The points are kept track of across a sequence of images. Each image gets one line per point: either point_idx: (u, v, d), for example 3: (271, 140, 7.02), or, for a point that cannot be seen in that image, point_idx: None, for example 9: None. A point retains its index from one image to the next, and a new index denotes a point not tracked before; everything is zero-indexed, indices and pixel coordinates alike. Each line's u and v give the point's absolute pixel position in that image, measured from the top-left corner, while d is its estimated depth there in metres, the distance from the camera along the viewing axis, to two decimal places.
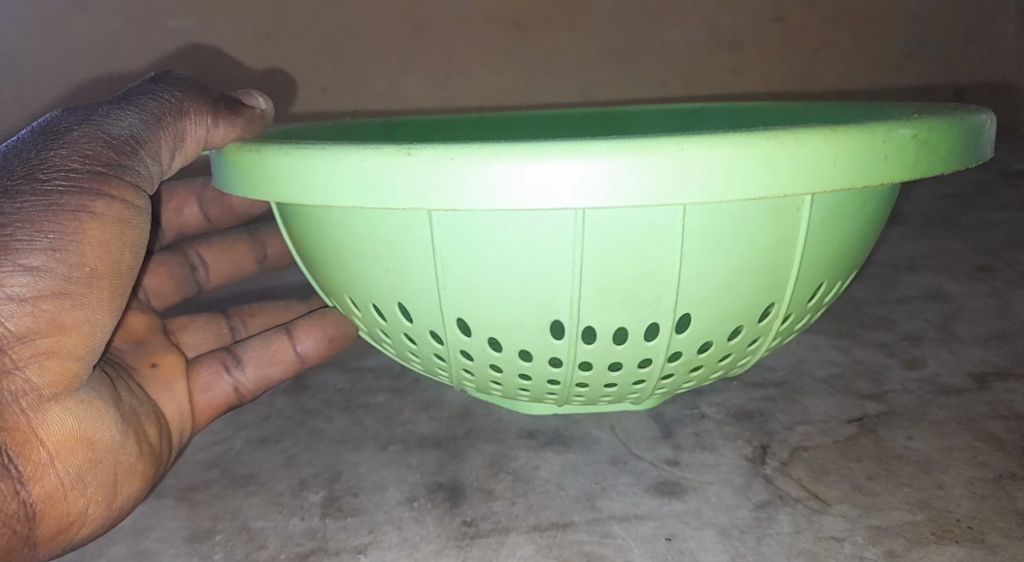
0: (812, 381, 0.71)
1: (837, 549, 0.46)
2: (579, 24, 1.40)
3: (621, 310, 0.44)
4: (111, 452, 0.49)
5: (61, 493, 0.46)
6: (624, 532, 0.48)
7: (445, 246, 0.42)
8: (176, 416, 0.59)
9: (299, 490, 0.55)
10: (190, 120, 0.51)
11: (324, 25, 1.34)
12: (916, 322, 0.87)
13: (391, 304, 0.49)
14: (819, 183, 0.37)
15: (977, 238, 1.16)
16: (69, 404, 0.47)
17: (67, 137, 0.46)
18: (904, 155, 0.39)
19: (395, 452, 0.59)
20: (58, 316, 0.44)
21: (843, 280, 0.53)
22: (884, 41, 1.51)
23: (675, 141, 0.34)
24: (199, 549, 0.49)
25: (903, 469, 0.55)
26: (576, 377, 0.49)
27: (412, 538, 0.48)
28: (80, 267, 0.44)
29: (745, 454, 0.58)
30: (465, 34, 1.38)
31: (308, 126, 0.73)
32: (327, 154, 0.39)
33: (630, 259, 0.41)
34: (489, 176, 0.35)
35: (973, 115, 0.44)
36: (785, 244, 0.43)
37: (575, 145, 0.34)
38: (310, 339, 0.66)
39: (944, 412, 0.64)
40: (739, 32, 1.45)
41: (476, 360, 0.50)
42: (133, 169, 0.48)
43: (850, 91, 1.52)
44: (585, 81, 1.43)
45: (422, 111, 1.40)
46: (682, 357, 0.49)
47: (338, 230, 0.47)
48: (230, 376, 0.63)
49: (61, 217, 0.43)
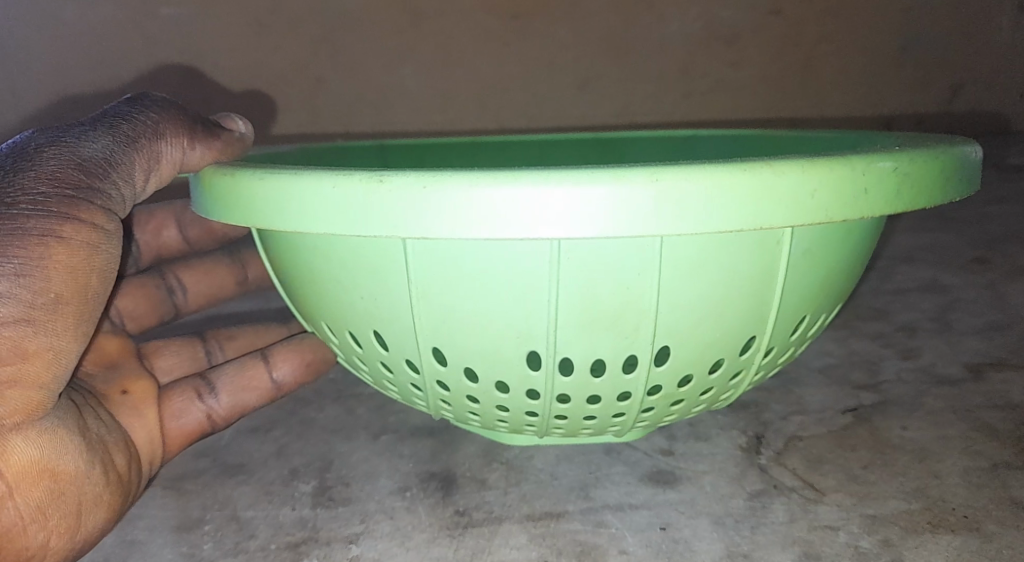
0: (808, 371, 0.71)
1: (833, 538, 0.46)
2: (578, 18, 1.38)
3: (601, 343, 0.42)
4: (75, 482, 0.47)
5: (20, 527, 0.44)
6: (618, 521, 0.48)
7: (418, 276, 0.40)
8: (147, 443, 0.55)
9: (290, 480, 0.54)
10: (166, 141, 0.50)
11: (319, 14, 1.32)
12: (913, 313, 0.87)
13: (367, 331, 0.47)
14: (798, 218, 0.35)
15: (973, 231, 1.15)
16: (31, 434, 0.45)
17: (37, 159, 0.44)
18: (885, 190, 0.37)
19: (387, 442, 0.59)
20: (21, 345, 0.42)
21: (826, 314, 0.51)
22: (881, 34, 1.50)
23: (652, 173, 0.33)
24: (188, 538, 0.48)
25: (898, 458, 0.55)
26: (555, 409, 0.47)
27: (404, 528, 0.48)
28: (45, 292, 0.42)
29: (740, 443, 0.57)
30: (462, 24, 1.37)
31: (296, 150, 0.71)
32: (299, 178, 0.37)
33: (609, 289, 0.39)
34: (466, 206, 0.33)
35: (958, 148, 0.43)
36: (766, 277, 0.41)
37: (551, 175, 0.33)
38: (288, 366, 0.63)
39: (939, 402, 0.64)
40: (738, 23, 1.43)
41: (454, 391, 0.48)
42: (105, 191, 0.45)
43: (847, 89, 1.52)
44: (582, 73, 1.42)
45: (419, 104, 1.40)
46: (662, 390, 0.47)
47: (312, 255, 0.45)
48: (203, 402, 0.59)
49: (26, 242, 0.41)
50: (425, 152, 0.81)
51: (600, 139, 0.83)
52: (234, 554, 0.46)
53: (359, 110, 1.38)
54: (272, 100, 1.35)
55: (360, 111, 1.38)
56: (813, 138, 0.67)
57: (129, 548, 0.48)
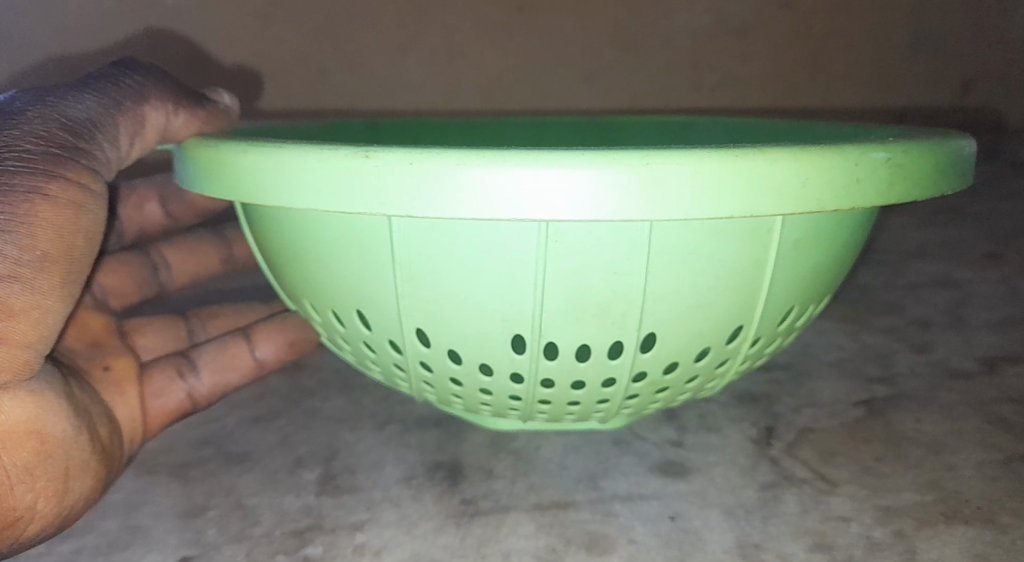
0: (819, 365, 0.70)
1: (846, 529, 0.45)
2: (581, 12, 1.30)
3: (587, 328, 0.41)
4: (63, 447, 0.46)
5: (8, 486, 0.43)
6: (626, 511, 0.47)
7: (403, 256, 0.40)
8: (128, 421, 0.56)
9: (295, 468, 0.54)
10: (149, 105, 0.51)
11: (314, 4, 1.23)
12: (925, 308, 0.86)
13: (350, 310, 0.46)
14: (787, 205, 0.34)
15: (985, 227, 1.14)
16: (18, 393, 0.44)
17: (21, 117, 0.44)
18: (877, 180, 0.36)
19: (393, 432, 0.58)
20: (8, 301, 0.41)
21: (816, 303, 0.50)
22: (891, 27, 1.38)
23: (640, 157, 0.32)
24: (192, 524, 0.48)
25: (912, 450, 0.54)
26: (538, 393, 0.46)
27: (410, 517, 0.47)
28: (31, 249, 0.41)
29: (750, 435, 0.57)
30: (466, 14, 1.27)
31: (292, 126, 0.70)
32: (284, 152, 0.36)
33: (596, 273, 0.38)
34: (450, 184, 0.33)
35: (953, 140, 0.42)
36: (755, 265, 0.41)
37: (539, 155, 0.32)
38: (270, 346, 0.66)
39: (953, 395, 0.63)
40: (747, 18, 1.34)
41: (437, 373, 0.47)
42: (90, 152, 0.45)
43: (876, 82, 1.40)
44: (590, 67, 1.33)
45: (423, 99, 1.30)
46: (648, 377, 0.46)
47: (296, 232, 0.45)
48: (184, 381, 0.61)
49: (12, 198, 0.40)
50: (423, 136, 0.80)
51: (595, 124, 0.82)
52: (239, 541, 0.46)
53: (360, 113, 1.29)
54: (259, 92, 1.26)
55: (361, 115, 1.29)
56: (802, 130, 0.67)
57: (134, 534, 0.47)
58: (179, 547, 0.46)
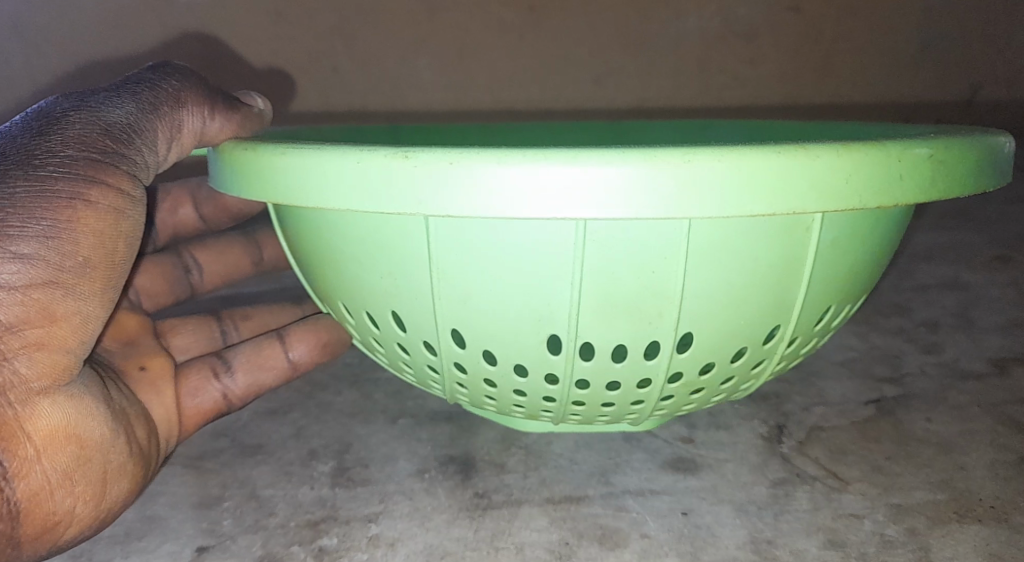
0: (829, 364, 0.71)
1: (858, 526, 0.45)
2: (592, 13, 1.29)
3: (623, 326, 0.41)
4: (100, 450, 0.45)
5: (48, 491, 0.43)
6: (639, 506, 0.47)
7: (443, 254, 0.40)
8: (164, 421, 0.54)
9: (309, 460, 0.54)
10: (187, 109, 0.49)
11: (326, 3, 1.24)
12: (934, 309, 0.86)
13: (385, 312, 0.46)
14: (829, 202, 0.34)
15: (994, 229, 1.14)
16: (59, 398, 0.43)
17: (62, 124, 0.43)
18: (917, 177, 0.36)
19: (405, 426, 0.59)
20: (49, 307, 0.41)
21: (851, 304, 0.49)
22: (898, 32, 1.37)
23: (680, 154, 0.32)
24: (208, 514, 0.48)
25: (923, 450, 0.54)
26: (572, 394, 0.46)
27: (424, 509, 0.48)
28: (73, 256, 0.41)
29: (761, 433, 0.57)
30: (477, 15, 1.28)
31: (309, 130, 0.69)
32: (322, 154, 0.36)
33: (632, 273, 0.39)
34: (492, 184, 0.33)
35: (990, 137, 0.42)
36: (792, 264, 0.41)
37: (579, 154, 0.32)
38: (303, 345, 0.61)
39: (964, 396, 0.63)
40: (756, 20, 1.33)
41: (471, 374, 0.47)
42: (130, 158, 0.45)
43: (887, 84, 1.40)
44: (598, 69, 1.33)
45: (432, 99, 1.31)
46: (683, 377, 0.46)
47: (331, 234, 0.45)
48: (219, 382, 0.58)
49: (55, 204, 0.40)
50: (442, 138, 0.80)
51: (614, 127, 0.81)
52: (254, 532, 0.46)
53: (368, 115, 1.30)
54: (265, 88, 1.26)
55: (369, 117, 1.30)
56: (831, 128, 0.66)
57: (150, 524, 0.48)
58: (195, 536, 0.46)
